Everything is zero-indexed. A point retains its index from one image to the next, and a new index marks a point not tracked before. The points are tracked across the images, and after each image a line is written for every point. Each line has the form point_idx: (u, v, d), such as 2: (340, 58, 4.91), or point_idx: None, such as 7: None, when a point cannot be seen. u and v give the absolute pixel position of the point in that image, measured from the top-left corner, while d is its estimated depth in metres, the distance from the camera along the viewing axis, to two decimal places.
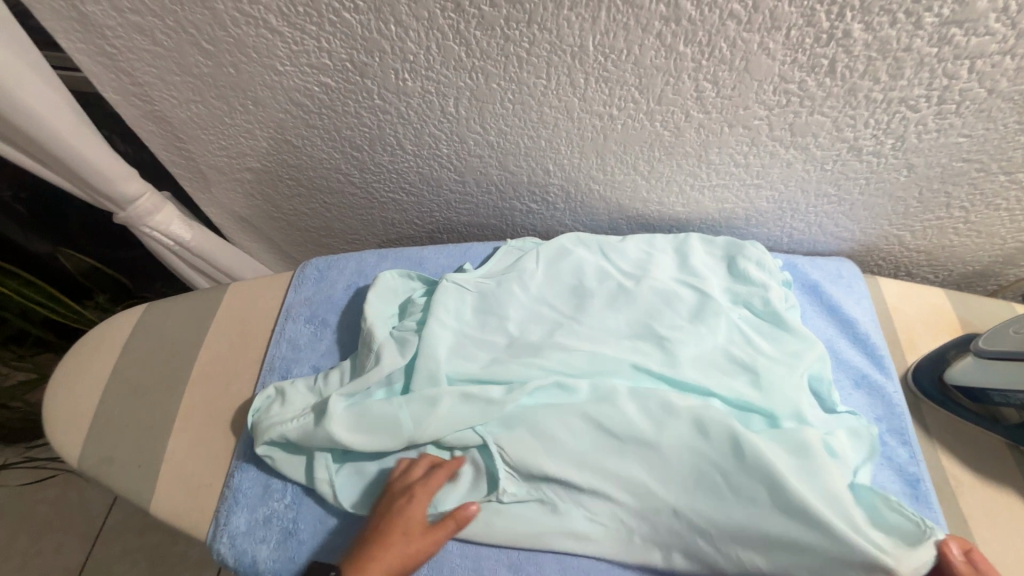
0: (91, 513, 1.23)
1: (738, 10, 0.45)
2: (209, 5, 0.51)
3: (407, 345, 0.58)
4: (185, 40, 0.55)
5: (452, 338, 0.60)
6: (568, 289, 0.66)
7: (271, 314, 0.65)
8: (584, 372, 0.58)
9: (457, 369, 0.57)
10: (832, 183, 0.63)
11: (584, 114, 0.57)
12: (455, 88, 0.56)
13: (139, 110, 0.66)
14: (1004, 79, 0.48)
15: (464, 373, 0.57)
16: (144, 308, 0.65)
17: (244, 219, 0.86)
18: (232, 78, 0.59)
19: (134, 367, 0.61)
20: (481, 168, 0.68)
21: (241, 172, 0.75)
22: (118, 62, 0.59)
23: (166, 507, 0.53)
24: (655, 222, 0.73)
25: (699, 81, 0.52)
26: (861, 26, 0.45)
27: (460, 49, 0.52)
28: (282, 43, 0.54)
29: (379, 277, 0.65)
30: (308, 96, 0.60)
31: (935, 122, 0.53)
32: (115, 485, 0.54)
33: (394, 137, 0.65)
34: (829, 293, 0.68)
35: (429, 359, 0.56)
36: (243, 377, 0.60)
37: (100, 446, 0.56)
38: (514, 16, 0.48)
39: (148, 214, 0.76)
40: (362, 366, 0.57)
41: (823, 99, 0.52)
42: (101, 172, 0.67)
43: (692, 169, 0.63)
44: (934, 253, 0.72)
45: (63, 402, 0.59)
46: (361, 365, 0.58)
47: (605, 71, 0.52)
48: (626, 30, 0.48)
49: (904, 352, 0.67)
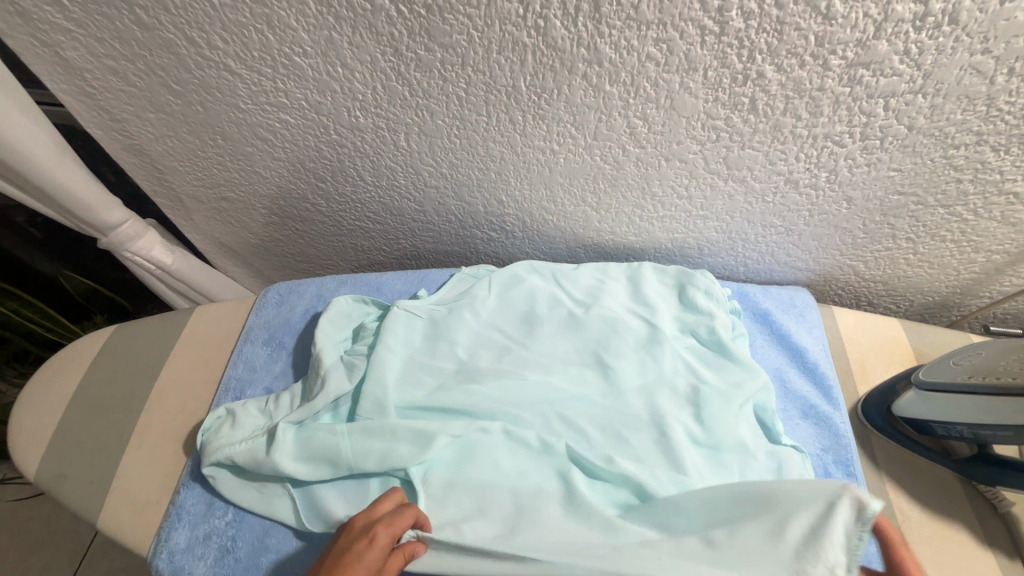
0: (80, 530, 1.25)
1: (655, 53, 0.48)
2: (173, 50, 0.55)
3: (354, 371, 0.59)
4: (155, 82, 0.60)
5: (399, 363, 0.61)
6: (519, 316, 0.67)
7: (232, 337, 0.68)
8: (526, 401, 0.58)
9: (400, 396, 0.58)
10: (776, 214, 0.64)
11: (527, 149, 0.60)
12: (404, 125, 0.60)
13: (120, 144, 0.71)
14: (921, 116, 0.49)
15: (407, 400, 0.58)
16: (113, 329, 0.68)
17: (224, 245, 0.90)
18: (201, 115, 0.63)
19: (98, 386, 0.63)
20: (438, 199, 0.71)
21: (216, 200, 0.79)
22: (98, 101, 0.64)
23: (114, 523, 0.55)
24: (611, 251, 0.75)
25: (630, 118, 0.54)
26: (773, 67, 0.47)
27: (404, 89, 0.55)
28: (242, 83, 0.58)
29: (335, 302, 0.67)
30: (271, 131, 0.64)
31: (863, 156, 0.54)
32: (67, 499, 0.56)
33: (353, 170, 0.68)
34: (779, 322, 0.68)
35: (373, 384, 0.58)
36: (200, 397, 0.63)
37: (58, 461, 0.58)
38: (449, 59, 0.51)
39: (130, 239, 0.80)
40: (310, 390, 0.59)
41: (751, 134, 0.54)
42: (82, 200, 0.71)
43: (637, 201, 0.65)
44: (891, 283, 0.73)
45: (29, 418, 0.61)
46: (309, 389, 0.60)
47: (540, 109, 0.55)
48: (553, 72, 0.51)
49: (857, 383, 0.67)
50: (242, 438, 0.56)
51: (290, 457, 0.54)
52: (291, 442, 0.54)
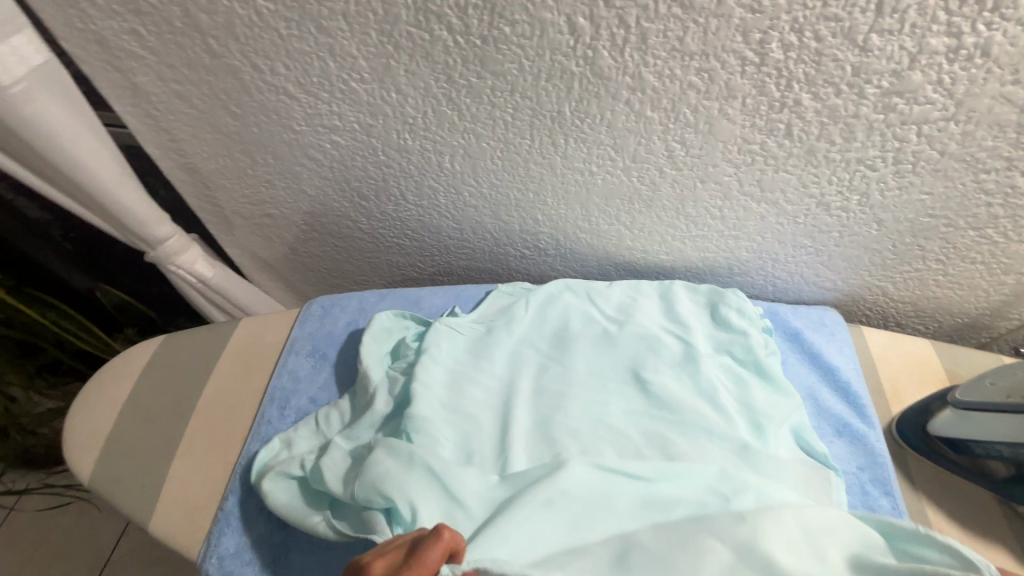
0: (100, 542, 1.26)
1: (697, 82, 0.50)
2: (237, 75, 0.59)
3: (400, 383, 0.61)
4: (217, 105, 0.63)
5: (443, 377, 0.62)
6: (555, 333, 0.68)
7: (276, 348, 0.70)
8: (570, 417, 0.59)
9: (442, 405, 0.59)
10: (807, 235, 0.66)
11: (567, 170, 0.63)
12: (450, 146, 0.63)
13: (175, 163, 0.74)
14: (953, 142, 0.51)
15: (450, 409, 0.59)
16: (162, 338, 0.70)
17: (262, 260, 0.93)
18: (256, 136, 0.67)
19: (149, 393, 0.66)
20: (476, 217, 0.73)
21: (260, 217, 0.82)
22: (160, 122, 0.68)
23: (165, 527, 0.56)
24: (642, 270, 0.77)
25: (669, 142, 0.57)
26: (810, 95, 0.50)
27: (453, 113, 0.58)
28: (299, 106, 0.61)
29: (377, 319, 0.69)
30: (321, 152, 0.67)
31: (895, 180, 0.56)
32: (120, 502, 0.58)
33: (397, 189, 0.71)
34: (811, 340, 0.69)
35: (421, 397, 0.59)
36: (246, 405, 0.65)
37: (111, 466, 0.60)
38: (499, 86, 0.54)
39: (176, 253, 0.83)
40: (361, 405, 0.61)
41: (786, 158, 0.56)
42: (136, 215, 0.74)
43: (671, 221, 0.67)
44: (920, 304, 0.74)
45: (82, 423, 0.64)
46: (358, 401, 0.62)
47: (583, 133, 0.58)
48: (597, 98, 0.53)
49: (890, 402, 0.68)
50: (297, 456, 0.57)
51: (340, 466, 0.54)
52: (343, 455, 0.55)
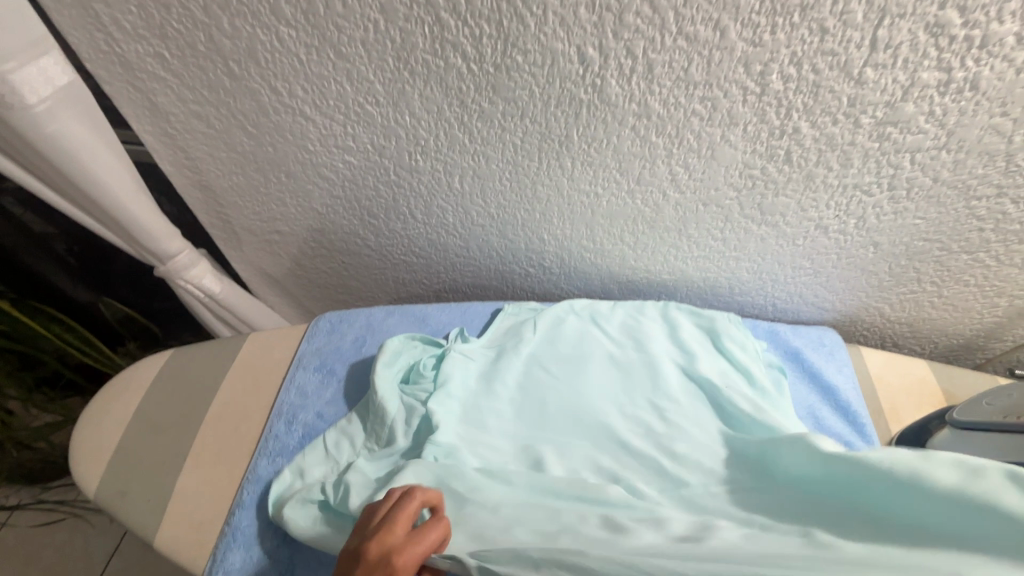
0: (92, 560, 1.24)
1: (700, 109, 0.52)
2: (256, 98, 0.61)
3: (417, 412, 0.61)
4: (234, 124, 0.65)
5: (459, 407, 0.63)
6: (565, 355, 0.69)
7: (283, 363, 0.70)
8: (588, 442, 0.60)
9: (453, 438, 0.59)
10: (805, 257, 0.68)
11: (573, 192, 0.65)
12: (460, 167, 0.65)
13: (189, 180, 0.76)
14: (945, 169, 0.53)
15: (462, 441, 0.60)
16: (171, 352, 0.71)
17: (269, 275, 0.94)
18: (270, 154, 0.69)
19: (156, 406, 0.66)
20: (483, 236, 0.75)
21: (270, 233, 0.84)
22: (177, 141, 0.69)
23: (170, 541, 0.56)
24: (645, 289, 0.78)
25: (673, 166, 0.59)
26: (808, 124, 0.52)
27: (465, 136, 0.60)
28: (314, 127, 0.63)
29: (386, 345, 0.69)
30: (333, 171, 0.69)
31: (890, 205, 0.58)
32: (126, 516, 0.58)
33: (406, 208, 0.73)
34: (811, 360, 0.70)
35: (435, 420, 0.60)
36: (253, 419, 0.65)
37: (117, 478, 0.60)
38: (509, 111, 0.56)
39: (185, 268, 0.84)
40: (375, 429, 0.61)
41: (785, 182, 0.58)
42: (149, 230, 0.76)
43: (674, 241, 0.69)
44: (916, 325, 0.75)
45: (90, 436, 0.64)
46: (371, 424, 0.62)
47: (590, 156, 0.60)
48: (604, 124, 0.56)
49: (889, 422, 0.69)
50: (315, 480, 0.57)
51: (361, 494, 0.54)
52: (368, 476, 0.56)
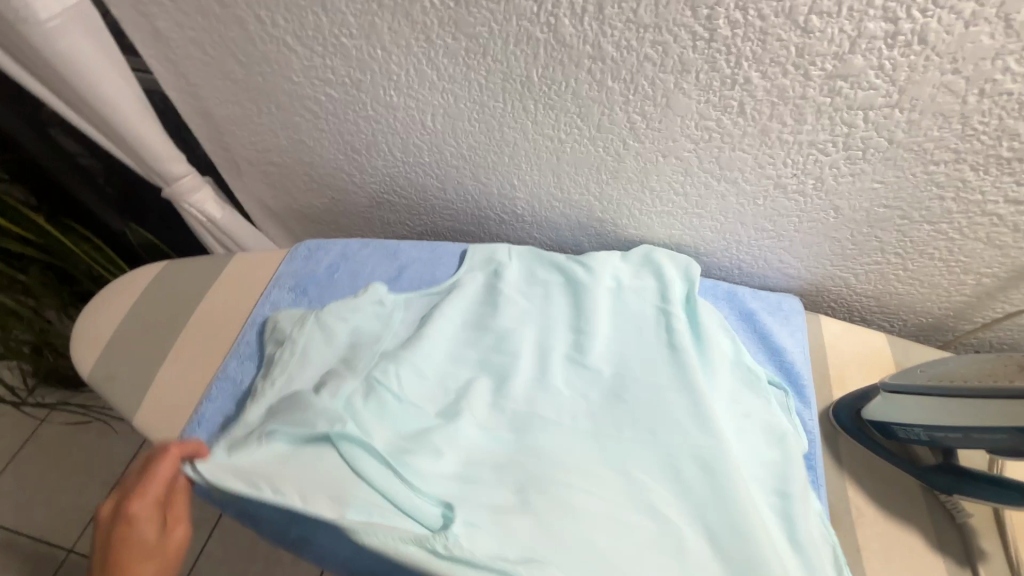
0: (115, 461, 1.50)
1: (652, 54, 0.53)
2: (243, 26, 0.65)
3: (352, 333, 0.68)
4: (226, 52, 0.70)
5: (458, 311, 0.71)
6: (549, 345, 0.67)
7: (263, 282, 0.76)
8: (548, 359, 0.66)
9: (465, 297, 0.72)
10: (767, 218, 0.68)
11: (537, 136, 0.67)
12: (431, 106, 0.67)
13: (191, 107, 0.81)
14: (899, 130, 0.53)
15: (472, 306, 0.72)
16: (166, 263, 0.78)
17: (268, 207, 1.00)
18: (260, 85, 0.73)
19: (148, 309, 0.73)
20: (458, 178, 0.78)
21: (265, 163, 0.89)
22: (178, 66, 0.75)
23: (146, 422, 0.64)
24: (612, 243, 0.79)
25: (630, 113, 0.60)
26: (759, 74, 0.52)
27: (432, 73, 0.63)
28: (296, 58, 0.67)
29: (499, 247, 0.76)
30: (317, 104, 0.73)
31: (847, 166, 0.58)
32: (112, 399, 0.66)
33: (385, 145, 0.76)
34: (764, 322, 0.71)
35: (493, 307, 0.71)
36: (231, 329, 0.72)
37: (110, 365, 0.68)
38: (473, 48, 0.58)
39: (188, 192, 0.91)
40: (304, 328, 0.67)
41: (741, 136, 0.58)
42: (156, 153, 0.83)
43: (637, 194, 0.70)
44: (883, 298, 0.75)
45: (91, 327, 0.72)
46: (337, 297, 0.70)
47: (550, 100, 0.61)
48: (561, 66, 0.57)
49: (833, 387, 0.69)
50: (513, 262, 0.75)
51: (490, 273, 0.74)
52: (457, 311, 0.70)
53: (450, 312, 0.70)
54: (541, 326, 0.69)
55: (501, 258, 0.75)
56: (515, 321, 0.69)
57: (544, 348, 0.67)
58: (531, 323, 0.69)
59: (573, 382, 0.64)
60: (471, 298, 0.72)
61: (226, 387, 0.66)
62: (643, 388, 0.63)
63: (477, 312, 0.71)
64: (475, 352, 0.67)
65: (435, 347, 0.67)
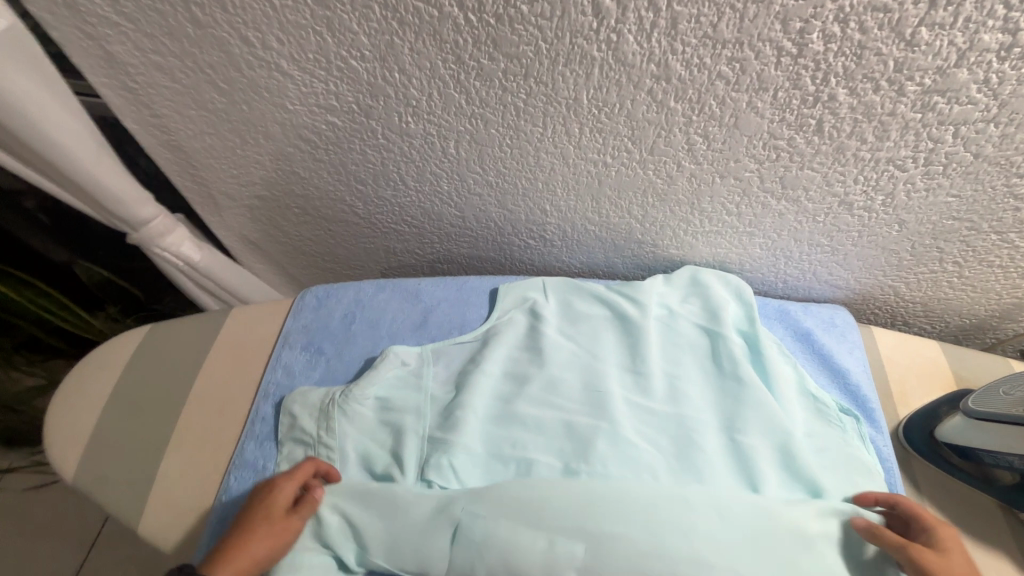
0: (87, 519, 1.32)
1: (726, 72, 0.47)
2: (225, 49, 0.54)
3: (386, 400, 0.60)
4: (202, 79, 0.58)
5: (498, 362, 0.64)
6: (604, 393, 0.62)
7: (268, 341, 0.67)
8: (606, 410, 0.60)
9: (503, 344, 0.65)
10: (824, 234, 0.63)
11: (579, 161, 0.59)
12: (455, 132, 0.59)
13: (157, 139, 0.69)
14: (989, 144, 0.49)
15: (511, 353, 0.65)
16: (148, 327, 0.67)
17: (252, 242, 0.89)
18: (246, 114, 0.62)
19: (134, 387, 0.62)
20: (480, 206, 0.70)
21: (249, 198, 0.77)
22: (140, 96, 0.63)
23: (154, 528, 0.55)
24: (651, 264, 0.74)
25: (690, 135, 0.53)
26: (846, 91, 0.46)
27: (460, 97, 0.54)
28: (292, 85, 0.57)
29: (530, 282, 0.70)
30: (316, 133, 0.63)
31: (923, 181, 0.54)
32: (105, 504, 0.56)
33: (397, 175, 0.67)
34: (821, 341, 0.67)
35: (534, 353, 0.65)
36: (239, 401, 0.62)
37: (97, 462, 0.58)
38: (512, 69, 0.50)
39: (160, 235, 0.78)
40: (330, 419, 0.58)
41: (812, 155, 0.53)
42: (118, 196, 0.70)
43: (685, 215, 0.64)
44: (930, 304, 0.72)
45: (63, 417, 0.60)
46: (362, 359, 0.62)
47: (599, 122, 0.54)
48: (618, 86, 0.50)
49: (899, 405, 0.67)
50: (548, 299, 0.69)
51: (525, 314, 0.68)
52: (497, 363, 0.64)
53: (490, 366, 0.63)
54: (591, 371, 0.63)
55: (535, 295, 0.69)
56: (562, 368, 0.63)
57: (598, 397, 0.61)
58: (579, 368, 0.63)
59: (636, 433, 0.59)
60: (509, 343, 0.66)
61: (247, 475, 0.57)
62: (711, 436, 0.59)
63: (518, 360, 0.65)
64: (525, 407, 0.61)
65: (480, 408, 0.60)
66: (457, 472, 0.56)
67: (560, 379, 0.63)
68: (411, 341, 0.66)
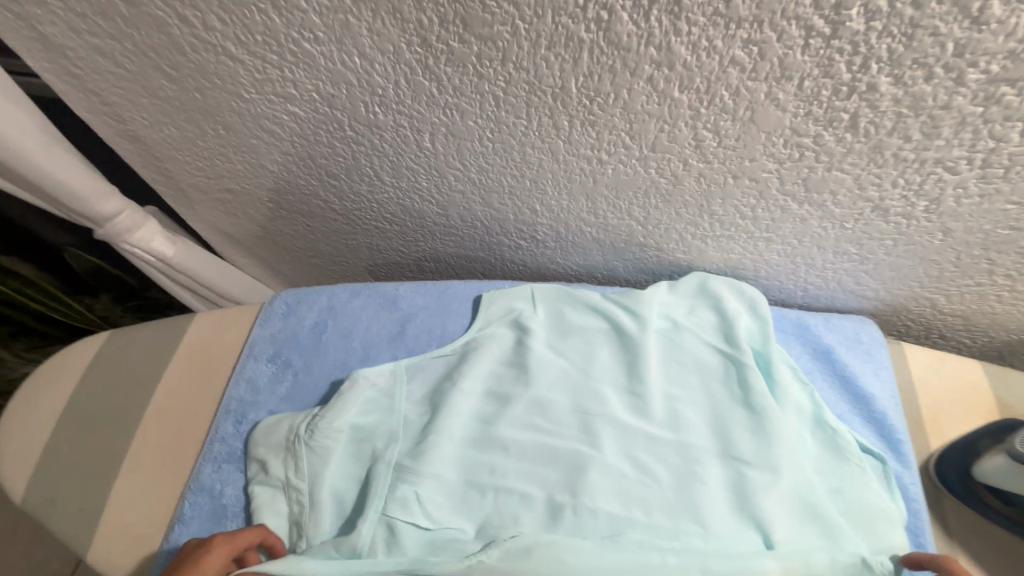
0: None
1: (742, 57, 0.39)
2: (164, 30, 0.48)
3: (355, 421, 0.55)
4: (146, 64, 0.52)
5: (477, 378, 0.58)
6: (595, 417, 0.55)
7: (233, 351, 0.62)
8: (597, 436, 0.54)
9: (484, 359, 0.59)
10: (853, 241, 0.55)
11: (570, 157, 0.52)
12: (429, 124, 0.52)
13: (114, 129, 0.63)
14: None
15: (494, 368, 0.59)
16: (108, 334, 0.62)
17: (229, 236, 0.83)
18: (200, 103, 0.56)
19: (91, 401, 0.59)
20: (464, 204, 0.63)
21: (219, 191, 0.72)
22: (86, 83, 0.57)
23: (104, 556, 0.51)
24: (654, 268, 0.66)
25: (698, 129, 0.46)
26: (890, 79, 0.38)
27: (431, 84, 0.47)
28: (244, 70, 0.50)
29: (518, 290, 0.63)
30: (278, 124, 0.56)
31: (978, 186, 0.45)
32: (57, 528, 0.53)
33: (370, 169, 0.60)
34: (843, 361, 0.60)
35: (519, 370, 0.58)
36: (200, 417, 0.58)
37: (50, 483, 0.55)
38: (487, 52, 0.43)
39: (128, 231, 0.74)
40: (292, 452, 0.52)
41: (843, 155, 0.45)
42: (76, 193, 0.65)
43: (692, 218, 0.57)
44: (972, 319, 0.64)
45: (18, 432, 0.57)
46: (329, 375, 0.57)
47: (591, 114, 0.46)
48: (611, 73, 0.42)
49: (930, 437, 0.59)
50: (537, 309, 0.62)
51: (511, 325, 0.62)
52: (477, 380, 0.58)
53: (468, 383, 0.58)
54: (581, 391, 0.57)
55: (523, 305, 0.62)
56: (550, 387, 0.57)
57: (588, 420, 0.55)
58: (569, 388, 0.57)
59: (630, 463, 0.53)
60: (492, 358, 0.60)
61: (203, 501, 0.52)
62: (714, 468, 0.52)
63: (501, 377, 0.59)
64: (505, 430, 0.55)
65: (457, 431, 0.55)
66: (426, 504, 0.51)
67: (546, 400, 0.56)
68: (386, 353, 0.61)
